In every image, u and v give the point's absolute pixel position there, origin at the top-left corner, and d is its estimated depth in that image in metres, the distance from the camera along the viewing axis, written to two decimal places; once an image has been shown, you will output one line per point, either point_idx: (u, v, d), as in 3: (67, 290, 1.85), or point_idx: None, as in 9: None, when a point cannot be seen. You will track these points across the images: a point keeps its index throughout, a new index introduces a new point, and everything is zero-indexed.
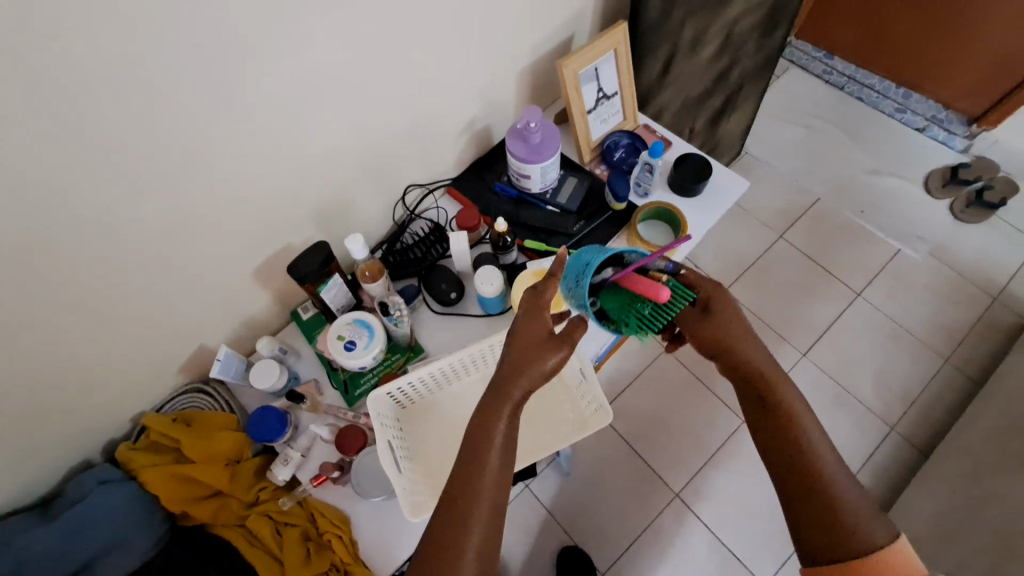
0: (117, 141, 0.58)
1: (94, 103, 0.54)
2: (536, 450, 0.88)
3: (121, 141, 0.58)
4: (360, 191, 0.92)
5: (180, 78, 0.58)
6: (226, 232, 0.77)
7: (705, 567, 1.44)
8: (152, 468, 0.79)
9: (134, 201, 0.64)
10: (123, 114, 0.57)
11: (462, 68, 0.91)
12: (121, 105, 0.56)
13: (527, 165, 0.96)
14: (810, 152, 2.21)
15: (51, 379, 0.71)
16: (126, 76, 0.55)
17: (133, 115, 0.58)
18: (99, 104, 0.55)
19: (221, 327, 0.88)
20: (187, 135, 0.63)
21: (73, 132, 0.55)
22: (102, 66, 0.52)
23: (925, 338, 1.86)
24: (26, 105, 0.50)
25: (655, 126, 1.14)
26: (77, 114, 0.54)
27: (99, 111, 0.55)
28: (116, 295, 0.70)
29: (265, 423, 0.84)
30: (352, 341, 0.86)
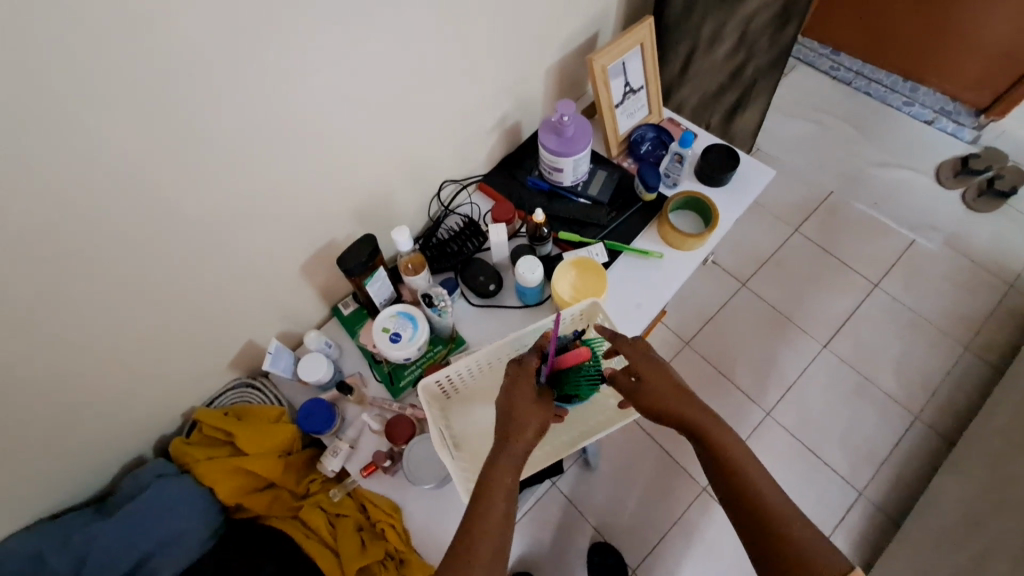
0: (182, 134, 0.60)
1: (164, 96, 0.56)
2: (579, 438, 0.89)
3: (186, 134, 0.61)
4: (399, 187, 0.94)
5: (242, 72, 0.61)
6: (276, 225, 0.79)
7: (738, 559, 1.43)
8: (207, 460, 0.80)
9: (194, 192, 0.66)
10: (189, 106, 0.59)
11: (495, 64, 0.94)
12: (187, 99, 0.58)
13: (560, 158, 0.98)
14: (821, 147, 2.24)
15: (109, 370, 0.72)
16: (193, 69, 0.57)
17: (198, 108, 0.60)
18: (169, 98, 0.57)
19: (268, 322, 0.89)
20: (245, 127, 0.65)
21: (144, 125, 0.57)
22: (173, 61, 0.55)
23: (944, 327, 1.87)
24: (104, 97, 0.53)
25: (680, 119, 1.17)
26: (149, 108, 0.56)
27: (168, 103, 0.57)
28: (172, 287, 0.72)
29: (315, 415, 0.85)
30: (397, 333, 0.88)
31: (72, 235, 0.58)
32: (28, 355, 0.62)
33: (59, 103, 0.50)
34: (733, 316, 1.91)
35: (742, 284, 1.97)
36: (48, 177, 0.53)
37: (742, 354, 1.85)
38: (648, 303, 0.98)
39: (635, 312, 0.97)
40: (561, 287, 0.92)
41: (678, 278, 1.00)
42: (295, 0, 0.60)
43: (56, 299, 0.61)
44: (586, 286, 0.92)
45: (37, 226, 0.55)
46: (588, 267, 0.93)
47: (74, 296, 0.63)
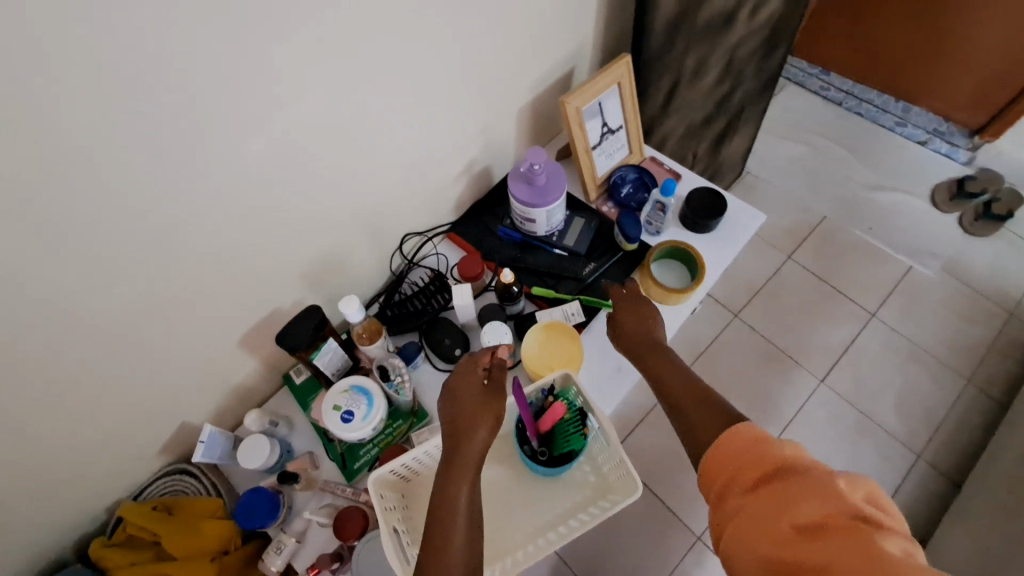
0: (72, 220, 0.52)
1: (43, 184, 0.48)
2: (558, 523, 0.78)
3: (77, 219, 0.52)
4: (354, 245, 0.86)
5: (143, 147, 0.52)
6: (205, 300, 0.70)
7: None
8: (129, 567, 0.70)
9: (95, 277, 0.57)
10: (76, 185, 0.50)
11: (458, 110, 0.86)
12: (73, 175, 0.49)
13: (532, 209, 0.90)
14: (812, 170, 2.18)
15: (10, 478, 0.63)
16: (78, 149, 0.48)
17: (90, 190, 0.51)
18: (51, 180, 0.48)
19: (205, 400, 0.80)
20: (153, 203, 0.57)
21: (18, 214, 0.48)
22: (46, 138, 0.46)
23: (945, 359, 1.79)
24: None
25: (662, 158, 1.09)
26: (24, 192, 0.47)
27: (48, 187, 0.48)
28: (79, 379, 0.62)
29: (256, 507, 0.76)
30: (349, 412, 0.79)
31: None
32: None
33: None
34: (726, 350, 1.83)
35: (735, 315, 1.89)
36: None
37: (737, 391, 1.76)
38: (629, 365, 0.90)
39: (616, 376, 0.89)
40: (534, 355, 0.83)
41: None
42: (207, 64, 0.52)
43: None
44: (559, 355, 0.83)
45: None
46: (560, 331, 0.85)
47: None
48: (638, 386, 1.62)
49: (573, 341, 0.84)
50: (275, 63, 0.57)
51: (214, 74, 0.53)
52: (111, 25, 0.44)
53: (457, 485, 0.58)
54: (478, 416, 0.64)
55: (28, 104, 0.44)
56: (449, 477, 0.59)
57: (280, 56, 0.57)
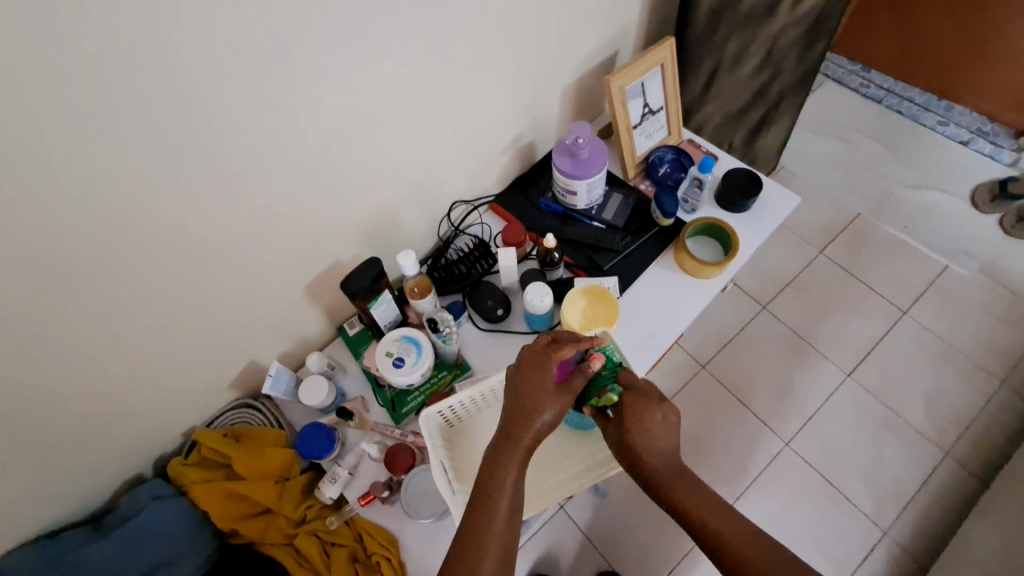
0: (183, 160, 0.59)
1: (165, 124, 0.55)
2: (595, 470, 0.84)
3: (187, 160, 0.59)
4: (409, 208, 0.93)
5: (246, 99, 0.60)
6: (280, 247, 0.78)
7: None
8: (203, 483, 0.79)
9: (195, 215, 0.65)
10: (191, 131, 0.58)
11: (509, 84, 0.92)
12: (187, 122, 0.57)
13: (574, 181, 0.95)
14: (848, 167, 2.17)
15: (109, 391, 0.72)
16: (195, 96, 0.55)
17: (199, 134, 0.59)
18: (172, 124, 0.56)
19: (271, 342, 0.88)
20: (247, 151, 0.64)
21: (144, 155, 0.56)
22: (172, 87, 0.54)
23: (977, 358, 1.78)
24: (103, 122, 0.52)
25: (700, 140, 1.13)
26: (151, 133, 0.55)
27: (170, 130, 0.56)
28: (173, 308, 0.71)
29: (315, 439, 0.83)
30: (400, 358, 0.86)
31: (66, 262, 0.57)
32: (20, 380, 0.62)
33: (57, 130, 0.49)
34: (753, 339, 1.85)
35: (763, 307, 1.91)
36: (39, 204, 0.52)
37: (761, 380, 1.79)
38: (662, 334, 0.95)
39: (648, 342, 0.94)
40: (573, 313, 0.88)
41: (692, 310, 0.96)
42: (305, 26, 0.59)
43: (51, 325, 0.60)
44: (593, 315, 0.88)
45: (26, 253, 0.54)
46: (596, 295, 0.90)
47: (70, 322, 0.62)
48: None
49: (607, 305, 0.89)
50: (358, 28, 0.64)
51: (309, 35, 0.60)
52: None
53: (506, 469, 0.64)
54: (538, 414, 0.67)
55: (161, 53, 0.51)
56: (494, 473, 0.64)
57: (362, 22, 0.64)
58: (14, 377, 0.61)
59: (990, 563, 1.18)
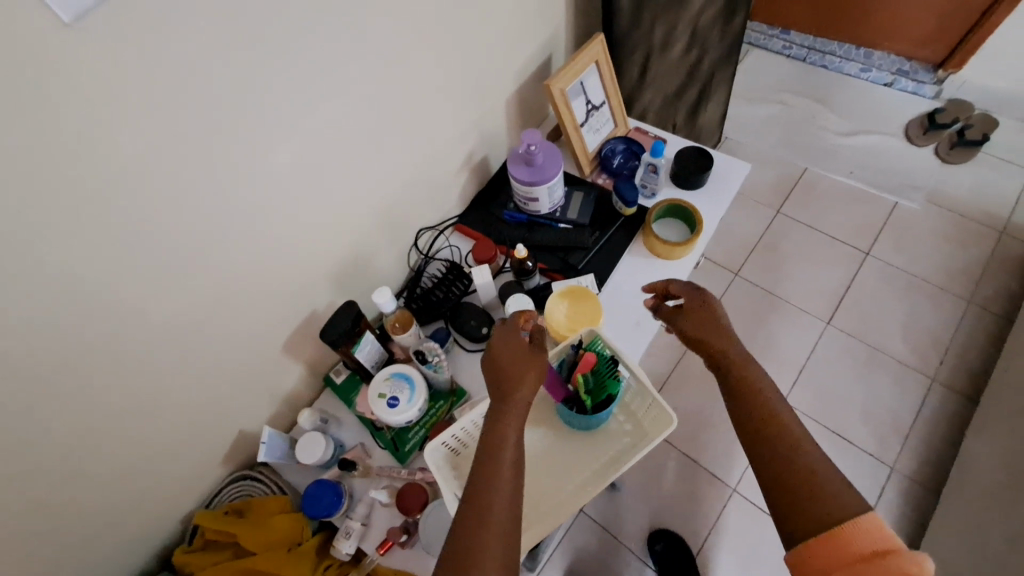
0: (132, 238, 0.57)
1: (106, 204, 0.53)
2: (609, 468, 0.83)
3: (136, 237, 0.57)
4: (374, 246, 0.91)
5: (188, 163, 0.58)
6: (250, 309, 0.75)
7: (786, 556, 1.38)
8: (212, 567, 0.75)
9: (156, 295, 0.62)
10: (136, 210, 0.56)
11: (452, 106, 0.92)
12: (130, 201, 0.55)
13: (534, 187, 0.96)
14: (788, 126, 2.25)
15: (94, 492, 0.68)
16: (132, 169, 0.54)
17: (146, 212, 0.57)
18: (114, 207, 0.54)
19: (258, 408, 0.85)
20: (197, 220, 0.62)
21: (91, 243, 0.54)
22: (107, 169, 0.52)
23: (942, 284, 1.86)
24: (40, 218, 0.49)
25: (646, 126, 1.15)
26: (94, 219, 0.53)
27: (113, 213, 0.54)
28: (148, 394, 0.68)
29: (320, 498, 0.81)
30: (394, 397, 0.84)
31: (22, 367, 0.54)
32: None
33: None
34: (732, 306, 1.89)
35: (735, 274, 1.95)
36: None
37: (748, 345, 1.82)
38: (646, 320, 0.95)
39: (635, 331, 0.94)
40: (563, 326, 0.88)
41: None
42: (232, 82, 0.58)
43: (17, 435, 0.56)
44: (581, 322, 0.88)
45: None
46: (581, 294, 0.90)
47: (40, 427, 0.58)
48: (654, 354, 1.67)
49: (592, 302, 0.89)
50: (290, 74, 0.63)
51: (240, 89, 0.59)
52: (153, 56, 0.50)
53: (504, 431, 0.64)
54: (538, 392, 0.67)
55: (90, 132, 0.49)
56: (495, 445, 0.63)
57: (293, 67, 0.63)
58: None
59: (994, 473, 1.22)
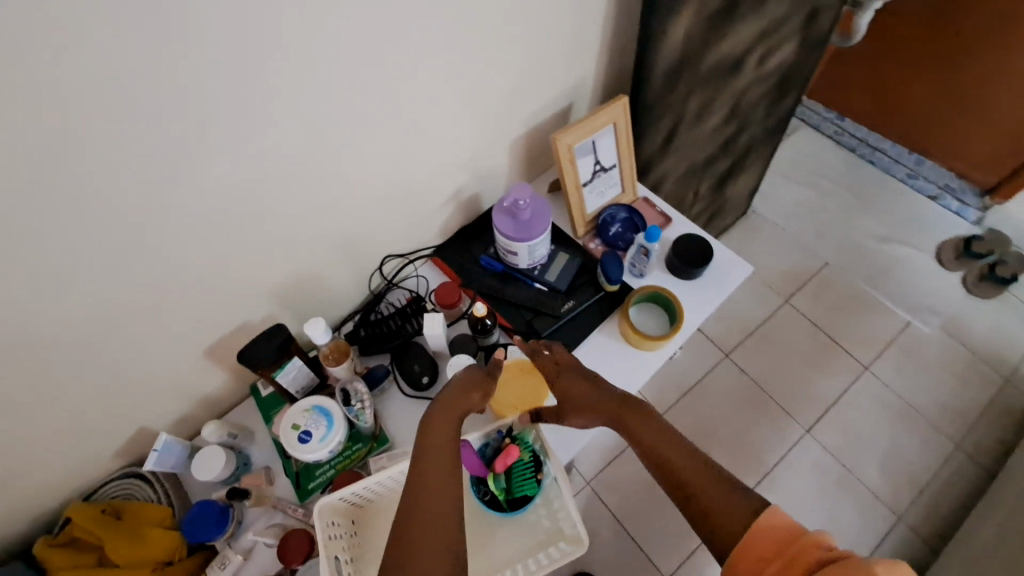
0: (33, 227, 0.53)
1: (2, 190, 0.49)
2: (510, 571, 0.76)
3: (38, 225, 0.53)
4: (330, 264, 0.86)
5: (111, 161, 0.54)
6: (171, 310, 0.70)
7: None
8: (69, 569, 0.70)
9: (53, 283, 0.58)
10: (36, 193, 0.52)
11: (447, 139, 0.86)
12: (30, 184, 0.51)
13: (515, 243, 0.90)
14: (819, 214, 2.16)
15: None
16: (42, 159, 0.50)
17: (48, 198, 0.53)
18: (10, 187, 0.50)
19: (167, 407, 0.80)
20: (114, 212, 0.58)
21: None
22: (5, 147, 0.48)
23: (935, 420, 1.76)
24: None
25: (655, 199, 1.08)
26: None
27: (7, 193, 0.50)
28: (34, 380, 0.63)
29: (202, 520, 0.76)
30: (307, 432, 0.78)
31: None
32: None
33: None
34: (713, 388, 1.81)
35: (725, 355, 1.87)
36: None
37: (718, 432, 1.74)
38: None
39: None
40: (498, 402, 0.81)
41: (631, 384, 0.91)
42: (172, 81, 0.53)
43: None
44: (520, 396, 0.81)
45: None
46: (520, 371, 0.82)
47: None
48: None
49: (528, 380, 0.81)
50: (247, 86, 0.58)
51: (184, 95, 0.54)
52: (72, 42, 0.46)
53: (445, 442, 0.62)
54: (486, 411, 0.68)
55: None
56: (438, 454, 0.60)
57: (252, 81, 0.58)
58: None
59: None
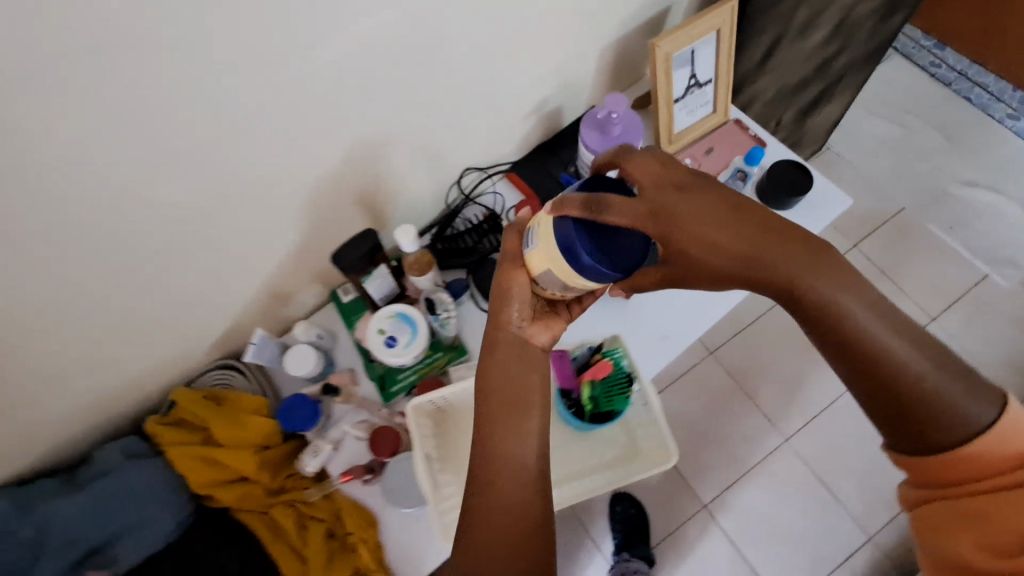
0: (157, 117, 0.52)
1: (132, 77, 0.48)
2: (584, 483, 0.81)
3: (164, 116, 0.52)
4: (415, 173, 0.84)
5: (229, 48, 0.51)
6: (266, 212, 0.70)
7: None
8: (178, 446, 0.76)
9: (169, 178, 0.57)
10: (163, 85, 0.50)
11: (544, 40, 0.80)
12: (160, 72, 0.49)
13: (600, 160, 0.85)
14: (902, 153, 2.00)
15: (70, 355, 0.66)
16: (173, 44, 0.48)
17: (172, 90, 0.50)
18: (138, 77, 0.48)
19: (256, 307, 0.82)
20: (230, 109, 0.56)
21: (107, 106, 0.48)
22: (135, 28, 0.45)
23: (1000, 375, 1.70)
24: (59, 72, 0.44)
25: (749, 122, 1.01)
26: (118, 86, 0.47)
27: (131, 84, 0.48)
28: (148, 275, 0.64)
29: (297, 411, 0.80)
30: (393, 337, 0.81)
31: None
32: None
33: None
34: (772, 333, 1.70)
35: None
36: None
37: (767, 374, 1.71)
38: (675, 336, 0.88)
39: (663, 345, 0.87)
40: (541, 274, 0.54)
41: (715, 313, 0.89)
42: None
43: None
44: None
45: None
46: None
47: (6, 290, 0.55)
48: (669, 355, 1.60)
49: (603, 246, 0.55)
50: None
51: None
52: None
53: (505, 365, 0.57)
54: (530, 336, 0.58)
55: None
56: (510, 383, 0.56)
57: None
58: None
59: None
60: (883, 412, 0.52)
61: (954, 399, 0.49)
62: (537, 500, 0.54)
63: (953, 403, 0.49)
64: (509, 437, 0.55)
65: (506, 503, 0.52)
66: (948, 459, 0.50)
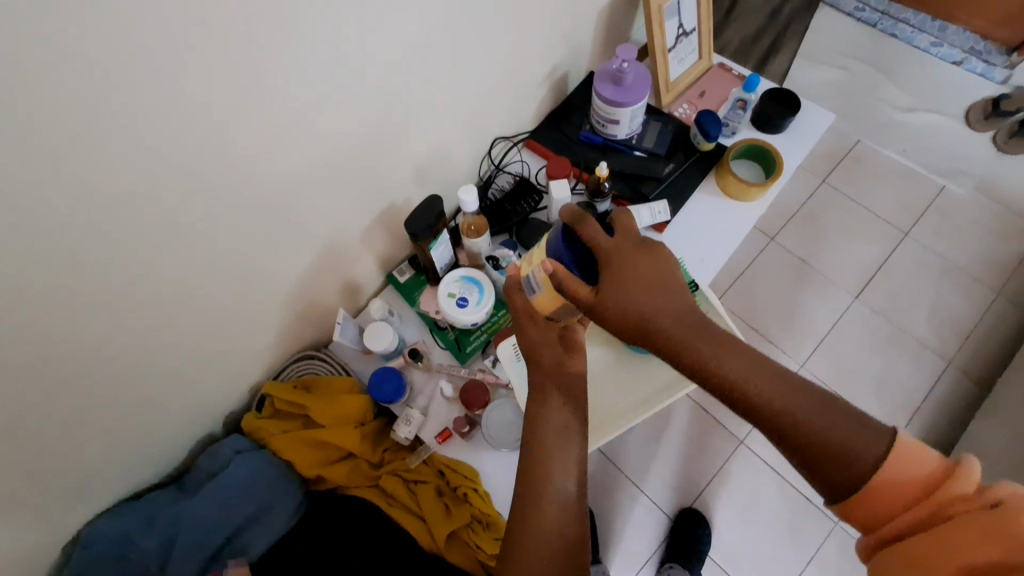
0: (270, 103, 0.56)
1: (254, 65, 0.52)
2: (673, 387, 0.88)
3: (273, 100, 0.56)
4: (456, 146, 0.90)
5: (327, 31, 0.56)
6: (340, 192, 0.74)
7: (772, 515, 1.31)
8: (281, 434, 0.80)
9: (269, 162, 0.61)
10: (275, 70, 0.54)
11: (557, 6, 0.87)
12: (274, 57, 0.53)
13: (617, 108, 0.94)
14: (872, 71, 1.92)
15: (181, 349, 0.69)
16: (287, 30, 0.52)
17: (279, 73, 0.55)
18: (259, 63, 0.52)
19: (326, 294, 0.86)
20: (323, 92, 0.60)
21: (228, 93, 0.52)
22: (259, 16, 0.49)
23: (975, 272, 1.64)
24: (198, 62, 0.48)
25: (730, 64, 1.12)
26: (244, 73, 0.52)
27: (253, 70, 0.52)
28: (243, 261, 0.68)
29: (385, 384, 0.83)
30: (463, 298, 0.86)
31: (133, 212, 0.52)
32: (97, 345, 0.58)
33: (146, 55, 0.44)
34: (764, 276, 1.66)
35: (771, 239, 1.71)
36: (101, 146, 0.46)
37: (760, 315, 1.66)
38: (711, 257, 0.96)
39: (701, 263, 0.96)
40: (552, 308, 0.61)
41: (740, 231, 0.98)
42: None
43: (116, 285, 0.55)
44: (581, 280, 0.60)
45: (87, 197, 0.48)
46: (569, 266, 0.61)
47: (137, 284, 0.57)
48: None
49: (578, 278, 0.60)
50: None
51: None
52: None
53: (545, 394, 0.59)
54: (573, 366, 0.60)
55: None
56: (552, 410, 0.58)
57: None
58: (94, 341, 0.57)
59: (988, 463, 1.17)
60: (790, 449, 0.49)
61: (844, 426, 0.47)
62: (578, 527, 0.55)
63: (851, 435, 0.47)
64: (558, 462, 0.56)
65: (546, 536, 0.53)
66: (860, 496, 0.46)
